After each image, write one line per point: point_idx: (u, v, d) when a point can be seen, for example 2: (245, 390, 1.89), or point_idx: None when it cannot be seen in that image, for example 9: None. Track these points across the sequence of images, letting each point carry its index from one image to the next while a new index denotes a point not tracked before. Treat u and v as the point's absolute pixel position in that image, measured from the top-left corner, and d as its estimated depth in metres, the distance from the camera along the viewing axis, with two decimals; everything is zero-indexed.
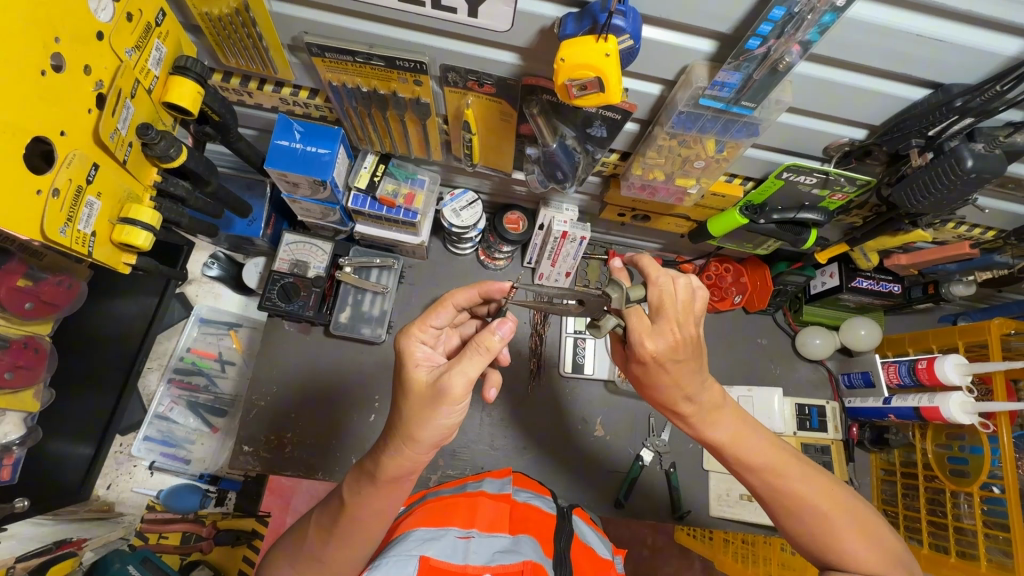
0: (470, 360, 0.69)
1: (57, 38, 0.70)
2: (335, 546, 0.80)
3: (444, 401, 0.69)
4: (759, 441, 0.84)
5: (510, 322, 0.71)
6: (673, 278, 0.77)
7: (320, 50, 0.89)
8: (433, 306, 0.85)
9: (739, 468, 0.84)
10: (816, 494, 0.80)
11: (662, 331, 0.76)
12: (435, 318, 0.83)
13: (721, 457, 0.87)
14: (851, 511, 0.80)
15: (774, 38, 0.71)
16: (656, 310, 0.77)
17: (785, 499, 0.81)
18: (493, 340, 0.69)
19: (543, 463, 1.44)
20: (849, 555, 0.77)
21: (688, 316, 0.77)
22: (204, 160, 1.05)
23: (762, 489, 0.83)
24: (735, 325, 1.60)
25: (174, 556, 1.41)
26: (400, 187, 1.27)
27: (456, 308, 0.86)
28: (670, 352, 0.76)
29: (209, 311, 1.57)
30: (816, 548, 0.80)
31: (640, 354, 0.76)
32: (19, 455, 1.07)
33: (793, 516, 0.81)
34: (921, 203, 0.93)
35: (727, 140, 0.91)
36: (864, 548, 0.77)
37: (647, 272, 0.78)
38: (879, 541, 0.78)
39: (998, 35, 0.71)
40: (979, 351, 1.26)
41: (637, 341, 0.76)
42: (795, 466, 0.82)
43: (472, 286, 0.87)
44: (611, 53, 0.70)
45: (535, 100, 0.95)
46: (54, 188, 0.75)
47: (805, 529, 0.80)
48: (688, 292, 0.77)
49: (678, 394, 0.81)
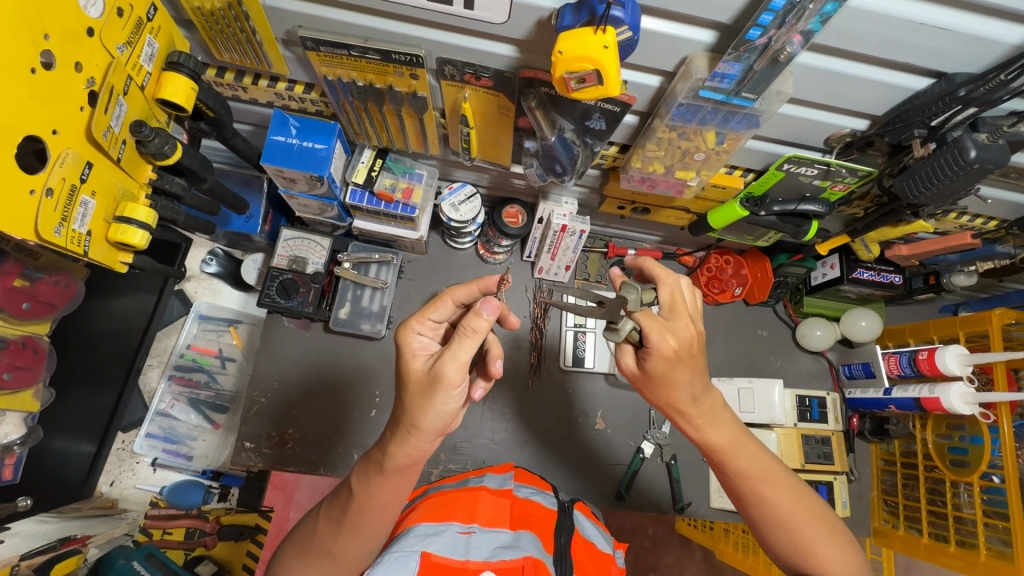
0: (459, 344, 0.69)
1: (46, 34, 0.69)
2: (339, 543, 0.80)
3: (439, 387, 0.69)
4: (751, 446, 0.85)
5: (494, 301, 0.70)
6: (679, 278, 0.81)
7: (314, 44, 0.88)
8: (433, 301, 0.82)
9: (729, 473, 0.84)
10: (798, 503, 0.82)
11: (679, 325, 0.76)
12: (434, 312, 0.80)
13: (712, 460, 0.86)
14: (827, 521, 0.83)
15: (775, 28, 0.69)
16: (669, 308, 0.78)
17: (769, 506, 0.82)
18: (479, 322, 0.69)
19: (543, 455, 1.45)
20: (826, 560, 0.80)
21: (696, 311, 0.81)
22: (200, 158, 1.02)
23: (748, 495, 0.84)
24: (735, 318, 1.59)
25: (179, 552, 1.43)
26: (397, 182, 1.25)
27: (457, 303, 0.82)
28: (689, 346, 0.76)
29: (209, 307, 1.58)
30: (794, 555, 0.83)
31: (661, 351, 0.74)
32: (20, 454, 1.08)
33: (776, 524, 0.83)
34: (923, 194, 0.91)
35: (727, 132, 0.91)
36: (837, 553, 0.81)
37: (658, 275, 0.81)
38: (850, 546, 0.82)
39: (1002, 22, 0.70)
40: (980, 341, 1.27)
41: (658, 340, 0.74)
42: (782, 475, 0.84)
43: (473, 284, 0.83)
44: (609, 44, 0.69)
45: (533, 92, 0.93)
46: (47, 187, 0.74)
47: (785, 535, 0.82)
48: (691, 294, 0.83)
49: (684, 396, 0.80)
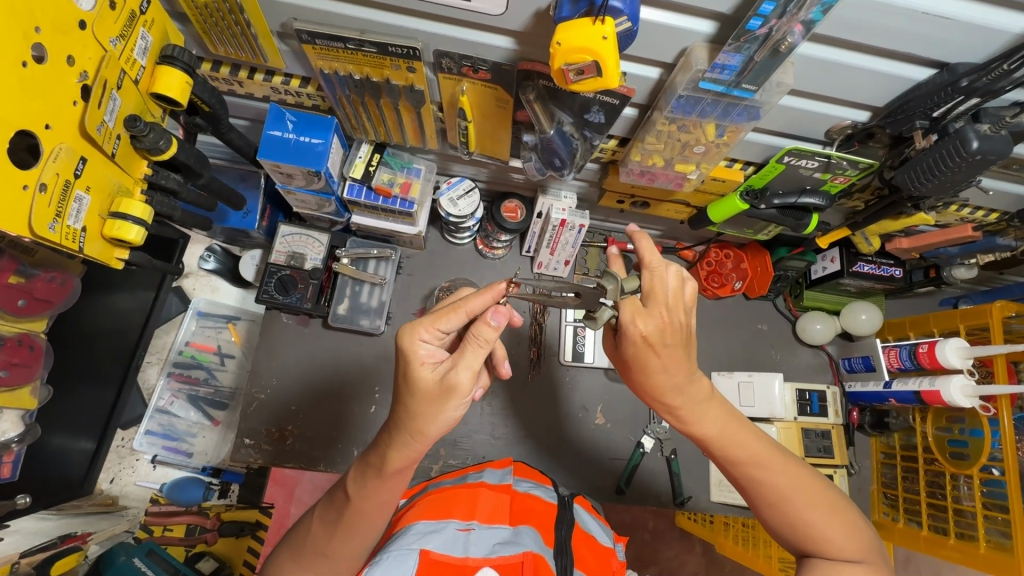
0: (473, 354, 0.70)
1: (36, 27, 0.69)
2: (338, 539, 0.80)
3: (453, 396, 0.70)
4: (745, 433, 0.85)
5: (504, 311, 0.71)
6: (667, 264, 0.77)
7: (310, 38, 0.87)
8: (445, 307, 0.77)
9: (723, 461, 0.85)
10: (797, 486, 0.82)
11: (653, 313, 0.77)
12: (446, 321, 0.75)
13: (708, 450, 0.88)
14: (831, 503, 0.81)
15: (776, 17, 0.69)
16: (648, 294, 0.77)
17: (766, 490, 0.82)
18: (490, 331, 0.70)
19: (543, 450, 1.44)
20: (830, 544, 0.79)
21: (678, 303, 0.78)
22: (195, 153, 1.01)
23: (745, 481, 0.84)
24: (736, 312, 1.59)
25: (180, 548, 1.44)
26: (395, 176, 1.24)
27: (470, 314, 0.77)
28: (660, 336, 0.78)
29: (207, 304, 1.59)
30: (797, 539, 0.82)
31: (630, 334, 0.78)
32: (19, 451, 1.06)
33: (776, 509, 0.82)
34: (925, 186, 0.91)
35: (728, 124, 0.90)
36: (842, 535, 0.79)
37: (644, 256, 0.76)
38: (857, 529, 0.80)
39: (1006, 11, 0.69)
40: (981, 334, 1.27)
41: (628, 322, 0.77)
42: (778, 458, 0.83)
43: (487, 291, 0.78)
44: (608, 36, 0.68)
45: (531, 85, 0.92)
46: (40, 183, 0.73)
47: (786, 520, 0.82)
48: (679, 281, 0.78)
49: (667, 383, 0.81)
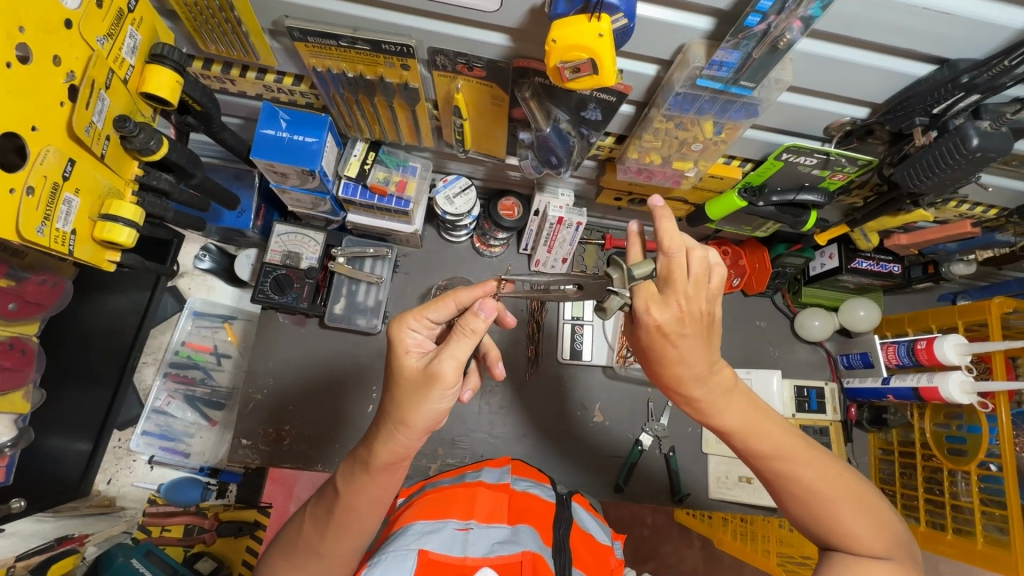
0: (457, 344, 0.70)
1: (21, 27, 0.67)
2: (332, 541, 0.79)
3: (435, 385, 0.69)
4: (768, 425, 0.83)
5: (493, 303, 0.71)
6: (687, 248, 0.75)
7: (302, 35, 0.86)
8: (436, 298, 0.77)
9: (746, 454, 0.84)
10: (824, 482, 0.80)
11: (668, 302, 0.76)
12: (433, 311, 0.76)
13: (727, 442, 0.87)
14: (859, 498, 0.81)
15: (774, 13, 0.68)
16: (666, 281, 0.76)
17: (792, 484, 0.81)
18: (478, 322, 0.69)
19: (541, 448, 1.44)
20: (855, 540, 0.79)
21: (699, 290, 0.76)
22: (187, 153, 1.00)
23: (769, 475, 0.83)
24: (734, 309, 1.58)
25: (178, 548, 1.43)
26: (391, 175, 1.23)
27: (460, 306, 0.78)
28: (676, 325, 0.77)
29: (203, 304, 1.58)
30: (820, 530, 0.82)
31: (645, 323, 0.77)
32: (12, 456, 1.05)
33: (801, 503, 0.82)
34: (923, 183, 0.90)
35: (725, 121, 0.89)
36: (868, 532, 0.79)
37: (663, 239, 0.74)
38: (883, 523, 0.80)
39: (1007, 6, 0.68)
40: (979, 330, 1.26)
41: (644, 311, 0.77)
42: (804, 452, 0.82)
43: (478, 286, 0.78)
44: (604, 32, 0.67)
45: (526, 82, 0.91)
46: (27, 186, 0.72)
47: (809, 512, 0.82)
48: (703, 265, 0.76)
49: (686, 373, 0.81)
